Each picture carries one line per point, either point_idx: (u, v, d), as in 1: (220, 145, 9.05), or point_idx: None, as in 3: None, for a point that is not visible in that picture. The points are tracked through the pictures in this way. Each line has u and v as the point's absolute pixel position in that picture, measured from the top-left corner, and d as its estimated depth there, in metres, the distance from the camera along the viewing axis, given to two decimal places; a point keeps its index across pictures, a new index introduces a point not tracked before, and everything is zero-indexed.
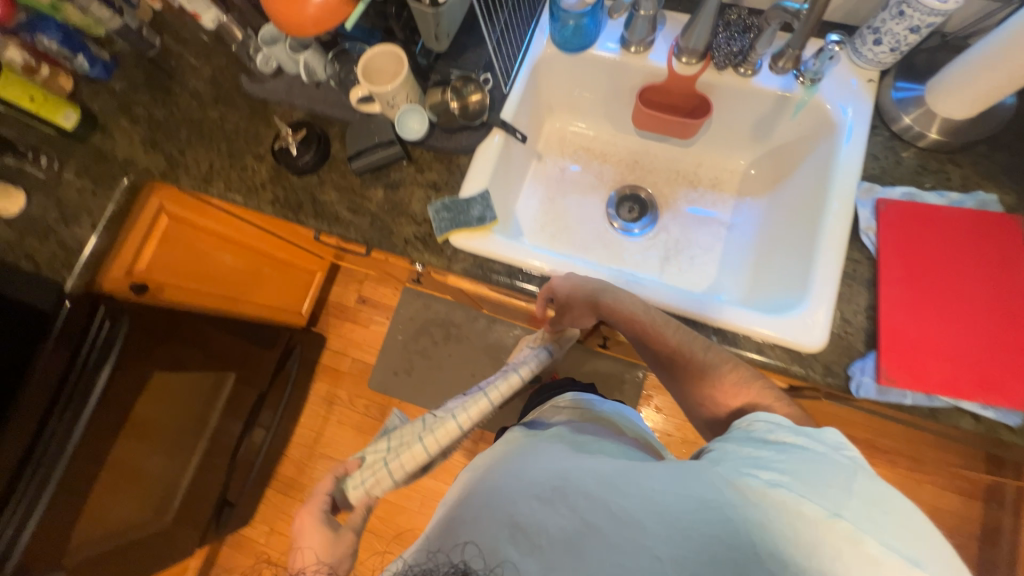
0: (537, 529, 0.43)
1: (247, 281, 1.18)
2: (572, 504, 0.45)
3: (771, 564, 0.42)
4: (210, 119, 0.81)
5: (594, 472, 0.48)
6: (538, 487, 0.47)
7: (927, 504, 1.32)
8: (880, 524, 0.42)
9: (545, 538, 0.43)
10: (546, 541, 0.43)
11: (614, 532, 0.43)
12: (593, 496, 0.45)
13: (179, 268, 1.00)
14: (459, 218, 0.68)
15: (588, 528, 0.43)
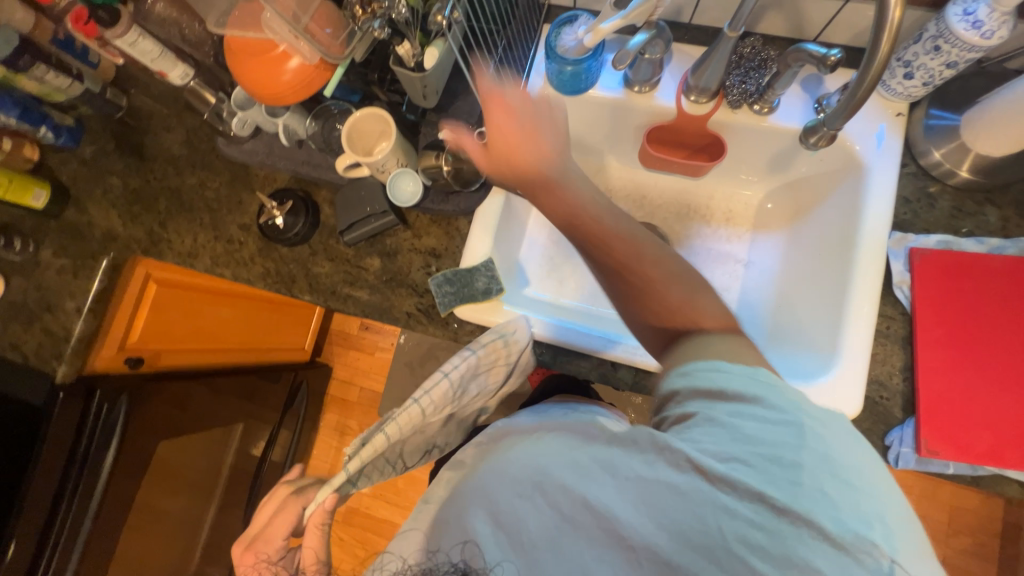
0: (517, 527, 0.40)
1: (245, 332, 1.14)
2: (551, 500, 0.40)
3: (765, 563, 0.34)
4: (189, 187, 0.76)
5: (549, 464, 0.42)
6: (517, 481, 0.42)
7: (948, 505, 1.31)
8: (865, 493, 0.34)
9: (525, 536, 0.40)
10: (528, 538, 0.40)
11: (592, 528, 0.38)
12: (571, 490, 0.40)
13: (174, 332, 0.96)
14: (463, 292, 0.64)
15: (552, 532, 0.39)
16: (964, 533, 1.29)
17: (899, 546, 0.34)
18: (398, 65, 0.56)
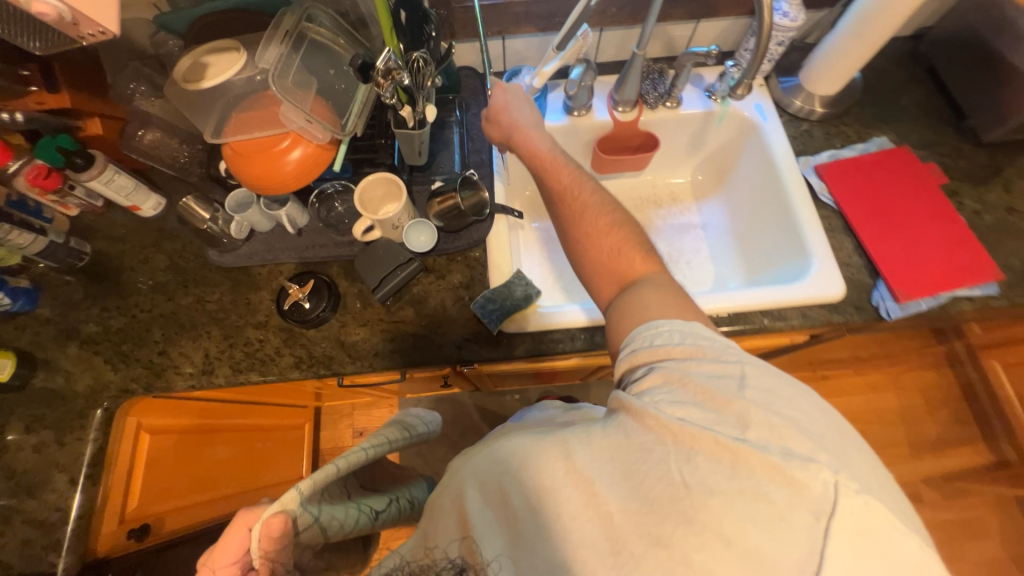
0: (508, 504, 0.43)
1: (243, 468, 1.01)
2: (537, 475, 0.43)
3: (720, 502, 0.37)
4: (185, 307, 0.73)
5: (531, 444, 0.45)
6: (507, 462, 0.45)
7: (919, 387, 1.51)
8: (811, 439, 0.39)
9: (515, 513, 0.42)
10: (517, 514, 0.42)
11: (570, 494, 0.41)
12: (556, 464, 0.43)
13: (170, 487, 0.83)
14: (506, 304, 0.69)
15: (536, 504, 0.42)
16: (941, 406, 1.49)
17: (850, 483, 0.37)
18: (399, 126, 0.65)
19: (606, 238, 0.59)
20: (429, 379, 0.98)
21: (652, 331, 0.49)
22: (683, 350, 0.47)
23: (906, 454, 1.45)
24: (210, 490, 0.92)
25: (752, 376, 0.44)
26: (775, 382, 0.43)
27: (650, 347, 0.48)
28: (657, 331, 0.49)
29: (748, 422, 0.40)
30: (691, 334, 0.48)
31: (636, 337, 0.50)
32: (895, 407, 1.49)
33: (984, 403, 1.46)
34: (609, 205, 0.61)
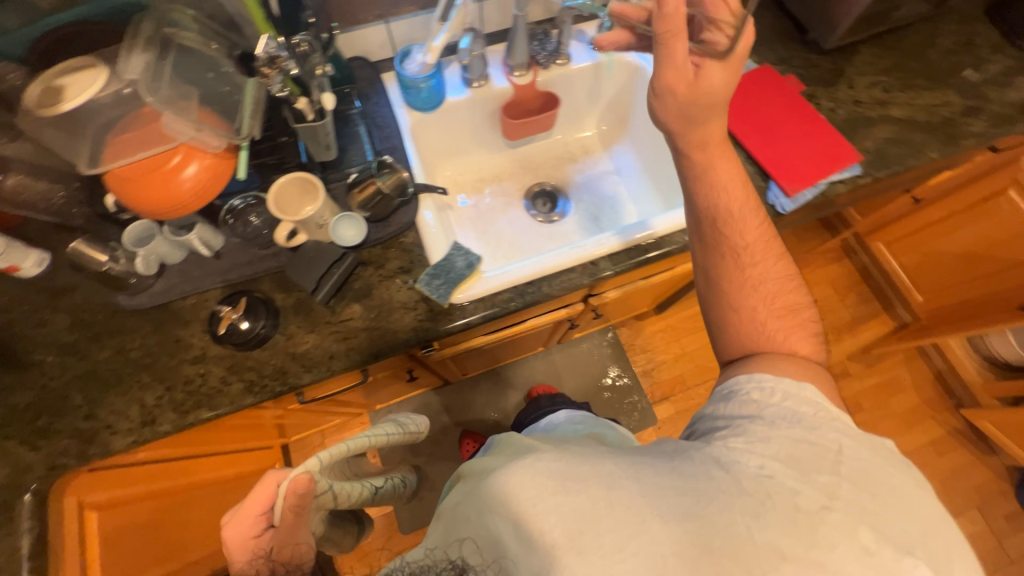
0: (541, 518, 0.40)
1: (209, 526, 0.95)
2: (577, 492, 0.41)
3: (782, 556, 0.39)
4: (105, 361, 0.66)
5: (610, 462, 0.45)
6: (546, 476, 0.42)
7: (826, 280, 1.72)
8: (880, 511, 0.42)
9: (547, 531, 0.40)
10: (550, 531, 0.40)
11: (614, 522, 0.40)
12: (604, 494, 0.41)
13: (135, 563, 0.76)
14: (451, 276, 0.70)
15: (575, 532, 0.39)
16: (848, 292, 1.72)
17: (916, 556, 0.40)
18: (296, 122, 0.63)
19: (772, 284, 0.61)
20: (394, 377, 0.97)
21: (771, 386, 0.53)
22: (779, 396, 0.52)
23: (830, 339, 1.65)
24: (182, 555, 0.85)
25: (847, 451, 0.46)
26: (863, 457, 0.46)
27: (756, 392, 0.53)
28: (763, 378, 0.54)
29: (830, 489, 0.43)
30: (799, 389, 0.52)
31: (751, 374, 0.55)
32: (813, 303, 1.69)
33: (877, 281, 1.71)
34: (769, 242, 0.63)
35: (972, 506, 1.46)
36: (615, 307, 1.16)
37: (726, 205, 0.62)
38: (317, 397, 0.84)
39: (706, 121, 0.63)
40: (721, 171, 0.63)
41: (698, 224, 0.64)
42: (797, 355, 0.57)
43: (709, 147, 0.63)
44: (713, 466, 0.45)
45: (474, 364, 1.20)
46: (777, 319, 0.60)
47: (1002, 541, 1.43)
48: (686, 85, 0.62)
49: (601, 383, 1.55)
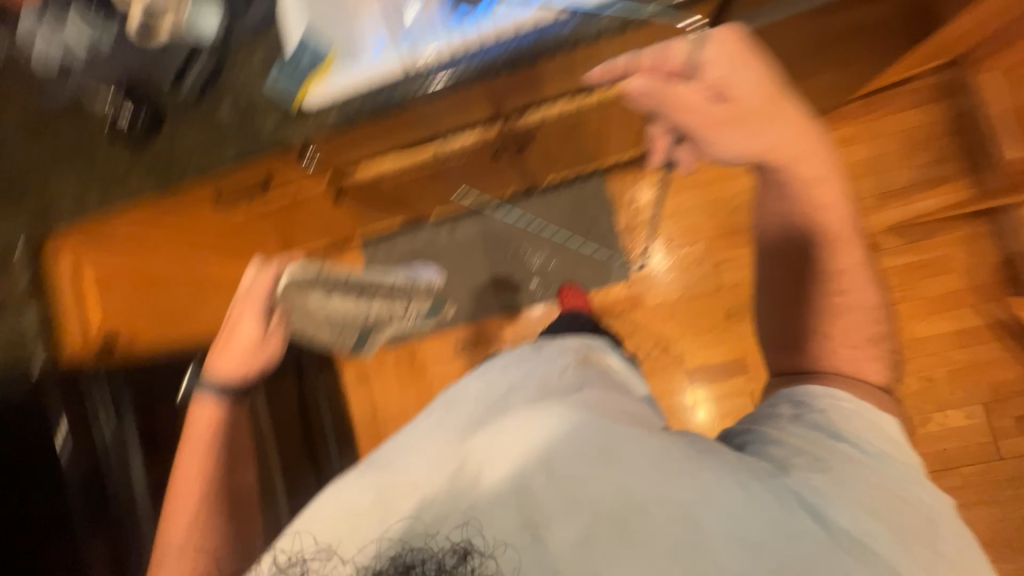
0: (598, 501, 0.55)
1: (207, 308, 1.21)
2: (616, 486, 0.55)
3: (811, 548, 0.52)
4: (51, 145, 0.82)
5: (651, 470, 0.56)
6: (589, 461, 0.56)
7: (896, 132, 1.35)
8: (884, 542, 0.53)
9: (596, 512, 0.54)
10: (602, 514, 0.54)
11: (651, 512, 0.54)
12: (641, 492, 0.55)
13: (134, 312, 1.01)
14: (297, 74, 0.72)
15: (616, 513, 0.54)
16: (920, 149, 1.34)
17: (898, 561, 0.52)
18: None
19: (852, 258, 0.73)
20: (326, 200, 1.04)
21: (853, 438, 0.62)
22: (841, 427, 0.63)
23: (872, 207, 1.36)
24: (180, 323, 1.11)
25: (900, 503, 0.56)
26: (922, 519, 0.56)
27: (823, 414, 0.65)
28: (840, 411, 0.65)
29: (851, 514, 0.54)
30: (871, 419, 0.64)
31: (828, 395, 0.67)
32: (864, 161, 1.37)
33: (975, 135, 1.30)
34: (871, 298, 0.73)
35: (976, 402, 1.31)
36: (558, 139, 1.07)
37: (828, 226, 0.73)
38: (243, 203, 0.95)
39: (796, 135, 0.71)
40: (806, 162, 0.72)
41: (788, 235, 0.75)
42: (870, 386, 0.70)
43: (799, 154, 0.71)
44: (707, 467, 0.56)
45: (424, 198, 1.23)
46: (846, 350, 0.72)
47: (998, 439, 1.29)
48: (746, 97, 0.71)
49: (578, 235, 1.50)
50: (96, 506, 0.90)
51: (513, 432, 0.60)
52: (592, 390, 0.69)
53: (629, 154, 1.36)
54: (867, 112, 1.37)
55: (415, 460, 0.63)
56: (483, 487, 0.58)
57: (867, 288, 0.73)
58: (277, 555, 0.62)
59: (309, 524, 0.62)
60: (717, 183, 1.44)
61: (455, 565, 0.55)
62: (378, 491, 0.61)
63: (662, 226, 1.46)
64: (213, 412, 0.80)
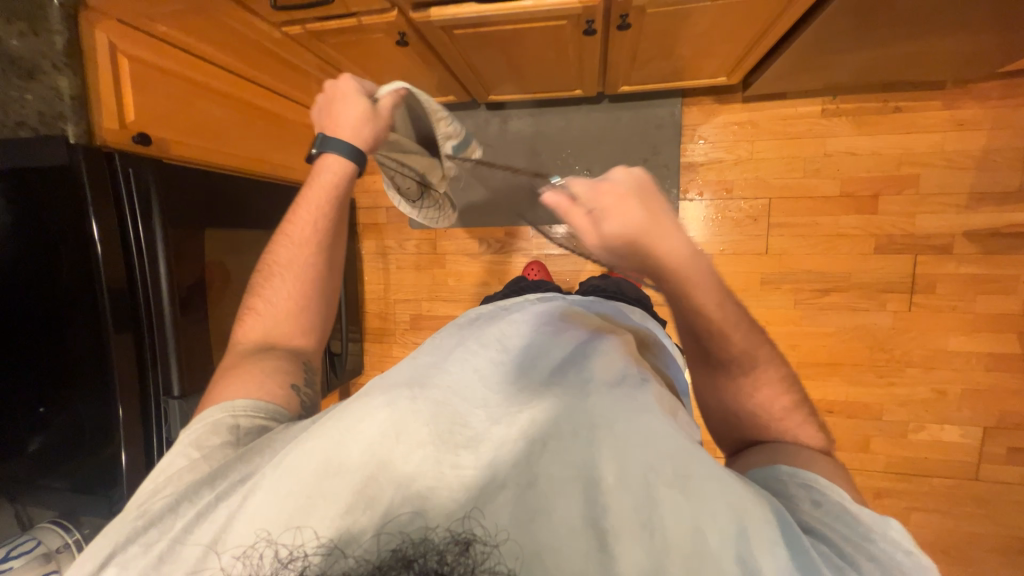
0: (659, 520, 0.42)
1: (248, 137, 1.16)
2: (686, 497, 0.43)
3: None
4: None
5: (733, 491, 0.44)
6: (657, 464, 0.45)
7: (1022, 127, 1.19)
8: None
9: (655, 534, 0.41)
10: (661, 540, 0.41)
11: (724, 556, 0.40)
12: (716, 517, 0.42)
13: (172, 119, 0.96)
14: None
15: (682, 550, 0.41)
16: None
17: None
18: None
19: (742, 340, 0.58)
20: (389, 41, 0.95)
21: (867, 527, 0.44)
22: (854, 516, 0.45)
23: (960, 205, 1.24)
24: (220, 144, 1.08)
25: None
26: None
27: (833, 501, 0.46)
28: (829, 492, 0.47)
29: None
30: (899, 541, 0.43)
31: (819, 484, 0.48)
32: (975, 151, 1.22)
33: None
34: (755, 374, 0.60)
35: (976, 423, 1.30)
36: (654, 37, 0.94)
37: (710, 325, 0.56)
38: (300, 14, 0.87)
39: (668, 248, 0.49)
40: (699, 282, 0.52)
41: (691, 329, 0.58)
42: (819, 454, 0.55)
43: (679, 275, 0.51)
44: (767, 509, 0.44)
45: (491, 75, 1.12)
46: (777, 419, 0.59)
47: (981, 462, 1.31)
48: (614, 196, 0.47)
49: (637, 160, 1.37)
50: (126, 315, 0.83)
51: (572, 410, 0.50)
52: (654, 388, 0.58)
53: (717, 82, 1.21)
54: (1002, 95, 1.20)
55: (451, 401, 0.51)
56: (511, 458, 0.46)
57: (759, 347, 0.60)
58: (219, 551, 0.43)
59: (249, 503, 0.45)
60: (803, 138, 1.30)
61: (453, 563, 0.40)
62: (391, 419, 0.47)
63: (726, 172, 1.34)
64: (338, 170, 0.72)
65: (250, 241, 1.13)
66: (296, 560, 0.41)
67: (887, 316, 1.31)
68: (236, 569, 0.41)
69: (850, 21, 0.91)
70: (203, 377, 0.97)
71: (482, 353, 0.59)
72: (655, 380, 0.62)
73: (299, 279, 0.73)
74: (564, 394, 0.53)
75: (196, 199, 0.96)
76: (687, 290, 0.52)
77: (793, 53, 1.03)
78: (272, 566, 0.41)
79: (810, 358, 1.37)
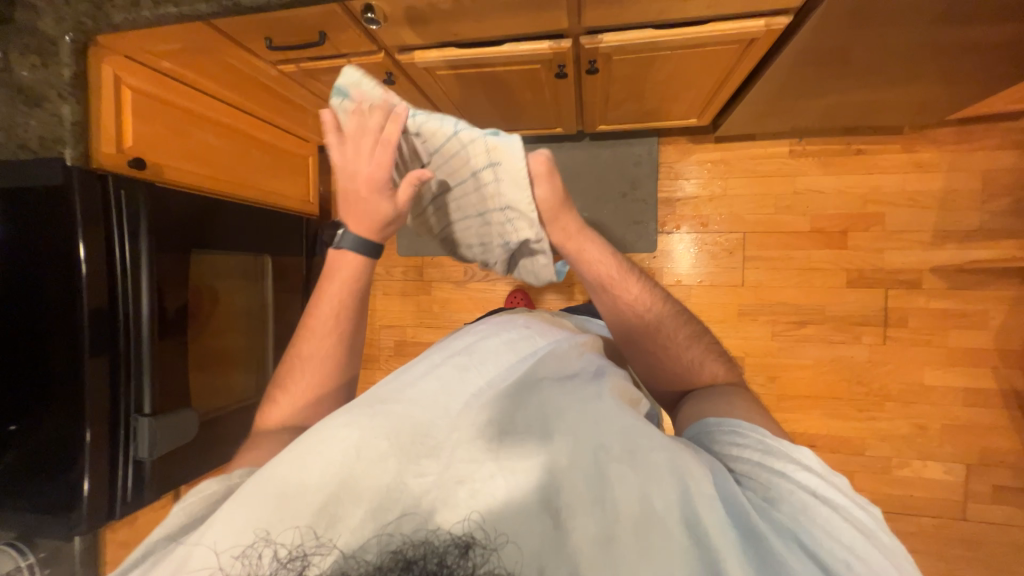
0: (616, 493, 0.43)
1: (243, 165, 1.22)
2: (638, 468, 0.44)
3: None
4: None
5: (674, 455, 0.45)
6: (604, 440, 0.46)
7: (979, 170, 1.26)
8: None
9: (616, 508, 0.42)
10: (622, 512, 0.42)
11: (676, 516, 0.42)
12: (664, 480, 0.43)
13: (168, 145, 1.02)
14: None
15: (640, 519, 0.42)
16: (1000, 195, 1.25)
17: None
18: None
19: (632, 286, 0.72)
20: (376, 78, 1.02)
21: (785, 454, 0.48)
22: (770, 448, 0.49)
23: (926, 242, 1.29)
24: (214, 170, 1.13)
25: (872, 531, 0.42)
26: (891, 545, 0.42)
27: (749, 439, 0.50)
28: (750, 434, 0.51)
29: (839, 532, 0.41)
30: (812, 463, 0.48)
31: (736, 428, 0.52)
32: (936, 191, 1.28)
33: None
34: (669, 321, 0.72)
35: (959, 459, 1.29)
36: (625, 80, 1.02)
37: (603, 273, 0.72)
38: (294, 53, 0.94)
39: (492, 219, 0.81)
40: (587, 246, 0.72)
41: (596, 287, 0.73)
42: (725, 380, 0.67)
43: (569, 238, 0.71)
44: (702, 465, 0.46)
45: (476, 112, 1.19)
46: (690, 356, 0.70)
47: (966, 501, 1.29)
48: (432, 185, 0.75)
49: (617, 195, 1.43)
50: (105, 331, 0.84)
51: (525, 405, 0.49)
52: (612, 377, 0.58)
53: (689, 122, 1.29)
54: (957, 140, 1.27)
55: (401, 405, 0.48)
56: (467, 456, 0.44)
57: (657, 295, 0.74)
58: (214, 551, 0.41)
59: (211, 523, 0.42)
60: (774, 177, 1.36)
61: (453, 565, 0.39)
62: (348, 436, 0.45)
63: (702, 207, 1.40)
64: (355, 265, 0.71)
65: (235, 264, 1.16)
66: (297, 560, 0.40)
67: (862, 349, 1.33)
68: (235, 569, 0.40)
69: (805, 72, 0.99)
70: (177, 397, 0.96)
71: (437, 358, 0.56)
72: (612, 366, 0.61)
73: (325, 363, 0.70)
74: (517, 388, 0.51)
75: (185, 221, 0.99)
76: (576, 252, 0.72)
77: (756, 98, 1.10)
78: (271, 567, 0.39)
79: (790, 390, 1.37)
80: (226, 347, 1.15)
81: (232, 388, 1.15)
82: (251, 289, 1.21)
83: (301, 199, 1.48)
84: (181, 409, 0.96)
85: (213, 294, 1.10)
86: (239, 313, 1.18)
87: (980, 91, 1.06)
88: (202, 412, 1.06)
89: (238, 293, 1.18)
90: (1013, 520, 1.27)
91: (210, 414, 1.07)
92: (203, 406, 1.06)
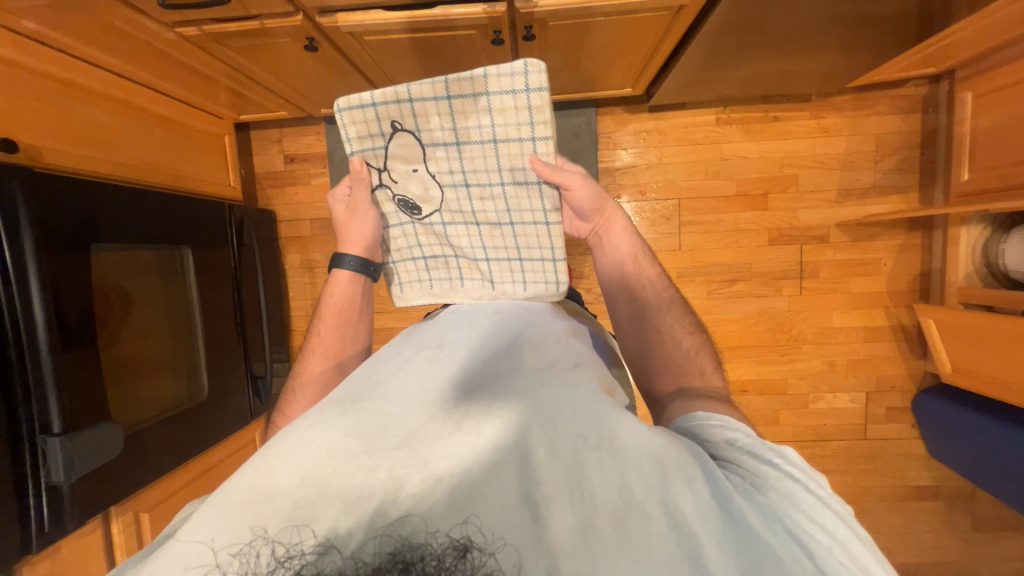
0: (596, 483, 0.43)
1: (147, 146, 1.08)
2: (612, 453, 0.45)
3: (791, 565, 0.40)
4: None
5: (657, 441, 0.46)
6: (580, 430, 0.46)
7: (873, 133, 1.41)
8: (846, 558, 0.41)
9: (595, 498, 0.42)
10: (602, 501, 0.42)
11: (657, 507, 0.42)
12: (641, 470, 0.44)
13: (50, 125, 0.87)
14: None
15: (618, 508, 0.42)
16: (890, 155, 1.42)
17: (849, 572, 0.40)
18: None
19: (654, 284, 0.78)
20: (296, 44, 0.94)
21: (773, 450, 0.49)
22: (750, 444, 0.51)
23: (831, 200, 1.44)
24: (112, 154, 0.99)
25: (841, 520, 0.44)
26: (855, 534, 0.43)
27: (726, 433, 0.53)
28: (736, 429, 0.53)
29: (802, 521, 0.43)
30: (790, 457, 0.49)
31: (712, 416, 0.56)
32: (839, 153, 1.42)
33: (938, 153, 1.40)
34: (676, 317, 0.76)
35: (862, 389, 1.49)
36: (562, 47, 1.01)
37: (625, 256, 0.78)
38: (193, 13, 0.84)
39: (483, 225, 0.68)
40: (618, 232, 0.78)
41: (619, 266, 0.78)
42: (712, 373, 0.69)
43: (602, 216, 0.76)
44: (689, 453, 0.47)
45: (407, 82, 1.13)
46: (685, 346, 0.74)
47: (867, 423, 1.50)
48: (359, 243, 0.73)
49: None
50: None
51: (505, 395, 0.49)
52: (590, 368, 0.60)
53: (624, 91, 1.32)
54: (854, 106, 1.42)
55: (378, 404, 0.48)
56: (446, 450, 0.44)
57: (670, 295, 0.78)
58: (211, 548, 0.39)
59: (198, 529, 0.40)
60: (703, 144, 1.44)
61: (453, 567, 0.38)
62: (322, 441, 0.44)
63: (640, 176, 1.45)
64: (350, 283, 0.76)
65: (148, 259, 1.03)
66: (292, 559, 0.38)
67: (783, 300, 1.47)
68: (234, 568, 0.38)
69: (729, 44, 1.03)
70: (97, 413, 0.86)
71: (409, 352, 0.56)
72: (589, 356, 0.64)
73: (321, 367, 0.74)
74: (499, 381, 0.52)
75: (83, 211, 0.86)
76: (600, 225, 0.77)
77: (684, 69, 1.14)
78: (269, 566, 0.38)
79: (724, 343, 1.50)
80: (149, 353, 1.03)
81: (163, 397, 1.05)
82: (170, 289, 1.09)
83: (222, 182, 1.34)
84: (102, 422, 0.86)
85: (130, 294, 0.98)
86: (163, 315, 1.07)
87: (873, 61, 1.18)
88: (128, 425, 0.95)
89: (157, 293, 1.06)
90: (902, 434, 1.50)
91: (138, 428, 0.97)
92: (130, 421, 0.96)
